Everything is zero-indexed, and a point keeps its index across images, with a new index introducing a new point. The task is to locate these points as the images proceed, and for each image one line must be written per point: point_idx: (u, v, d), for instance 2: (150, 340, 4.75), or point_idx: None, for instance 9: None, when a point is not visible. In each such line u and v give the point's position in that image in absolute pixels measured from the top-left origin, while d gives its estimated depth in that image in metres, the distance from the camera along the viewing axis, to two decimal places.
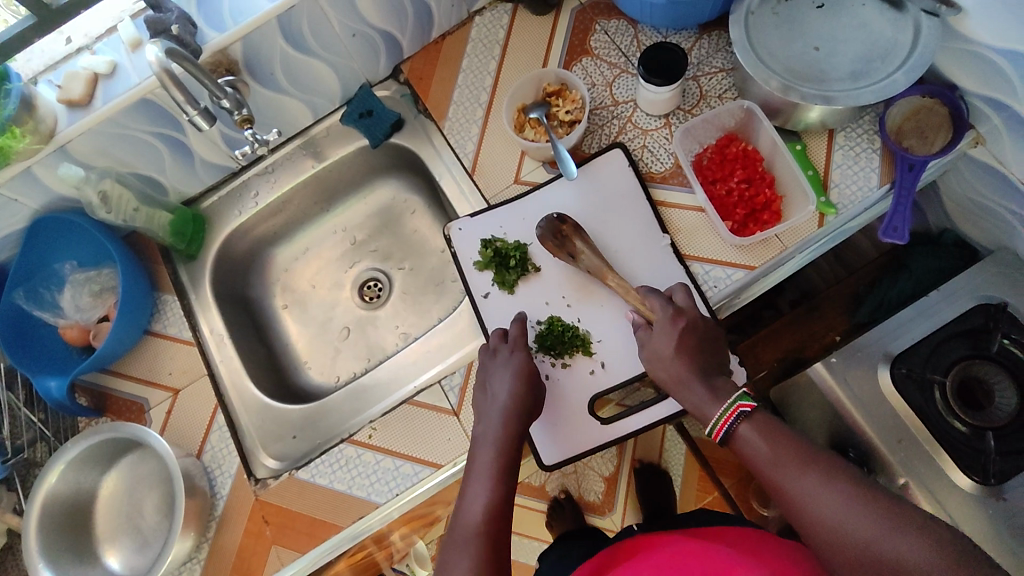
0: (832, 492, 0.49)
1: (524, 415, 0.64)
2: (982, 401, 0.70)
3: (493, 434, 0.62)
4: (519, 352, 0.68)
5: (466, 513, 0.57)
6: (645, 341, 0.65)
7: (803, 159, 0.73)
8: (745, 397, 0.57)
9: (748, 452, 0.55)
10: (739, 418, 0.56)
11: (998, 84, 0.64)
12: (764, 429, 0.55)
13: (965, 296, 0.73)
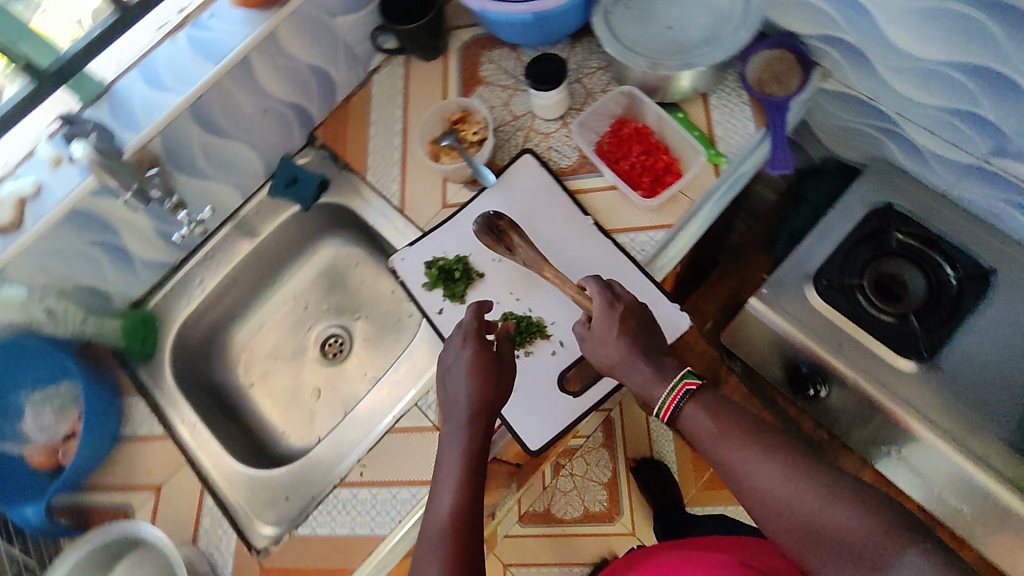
0: (766, 469, 0.54)
1: (486, 411, 0.64)
2: (897, 291, 0.80)
3: (459, 438, 0.62)
4: (469, 344, 0.67)
5: (435, 517, 0.57)
6: (586, 333, 0.67)
7: (687, 123, 0.81)
8: (689, 376, 0.61)
9: (695, 431, 0.59)
10: (683, 399, 0.60)
11: (823, 23, 0.76)
12: (709, 408, 0.59)
13: (855, 208, 0.84)
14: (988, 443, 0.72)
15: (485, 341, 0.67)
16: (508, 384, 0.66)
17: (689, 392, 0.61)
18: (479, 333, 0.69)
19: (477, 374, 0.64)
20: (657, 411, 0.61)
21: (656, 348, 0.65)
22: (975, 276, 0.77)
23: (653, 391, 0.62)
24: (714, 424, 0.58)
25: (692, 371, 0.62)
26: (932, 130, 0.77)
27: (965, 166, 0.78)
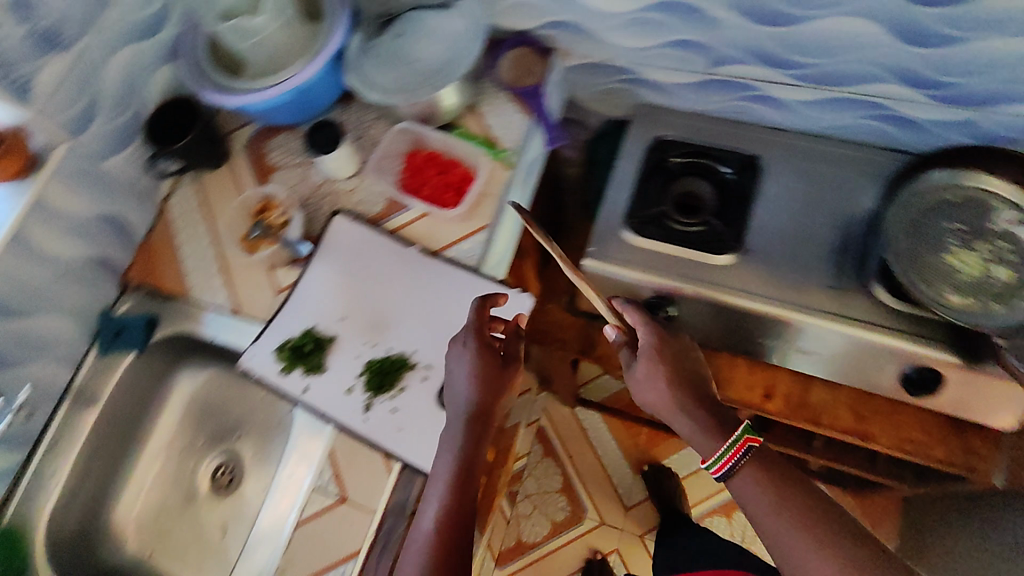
0: (814, 559, 0.60)
1: (482, 415, 0.68)
2: (694, 203, 0.92)
3: (451, 458, 0.66)
4: (472, 343, 0.70)
5: (420, 535, 0.63)
6: (633, 379, 0.78)
7: (466, 135, 0.88)
8: (750, 433, 0.69)
9: (745, 491, 0.67)
10: (741, 455, 0.68)
11: (543, 14, 0.88)
12: (756, 465, 0.68)
13: (635, 153, 0.95)
14: (808, 292, 0.84)
15: (489, 341, 0.70)
16: (505, 383, 0.70)
17: (748, 449, 0.69)
18: (481, 330, 0.71)
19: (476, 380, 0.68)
20: (711, 464, 0.69)
21: (698, 397, 0.74)
22: (743, 166, 0.92)
23: (707, 447, 0.71)
24: (760, 484, 0.66)
25: (751, 426, 0.70)
26: (668, 66, 0.90)
27: (697, 83, 0.92)
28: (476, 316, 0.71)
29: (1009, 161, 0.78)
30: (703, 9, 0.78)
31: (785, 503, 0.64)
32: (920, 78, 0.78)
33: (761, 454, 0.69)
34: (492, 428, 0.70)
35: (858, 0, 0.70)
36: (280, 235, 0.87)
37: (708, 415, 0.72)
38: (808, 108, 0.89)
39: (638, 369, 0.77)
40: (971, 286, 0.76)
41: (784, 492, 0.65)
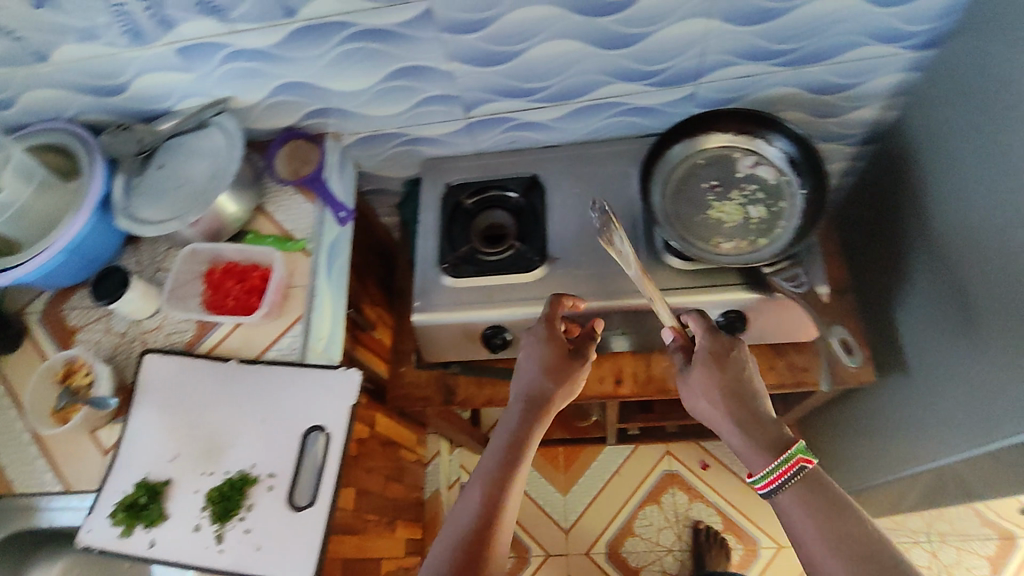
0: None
1: (539, 409, 0.78)
2: (499, 234, 0.98)
3: (516, 427, 0.77)
4: (548, 335, 0.82)
5: (462, 516, 0.71)
6: (685, 380, 0.78)
7: (259, 238, 0.90)
8: (803, 454, 0.68)
9: (789, 511, 0.67)
10: (794, 473, 0.67)
11: (298, 106, 0.92)
12: (801, 490, 0.67)
13: (433, 206, 1.00)
14: (616, 278, 0.90)
15: (561, 337, 0.82)
16: (567, 381, 0.80)
17: (801, 469, 0.68)
18: (558, 332, 0.83)
19: (546, 365, 0.80)
20: (756, 479, 0.70)
21: (748, 407, 0.73)
22: (528, 187, 0.98)
23: (754, 461, 0.70)
24: (807, 508, 0.66)
25: (803, 447, 0.68)
26: (432, 121, 0.96)
27: (463, 127, 0.98)
28: (552, 309, 0.84)
29: (734, 118, 0.89)
30: (431, 66, 0.85)
31: (830, 531, 0.63)
32: (635, 72, 0.87)
33: (812, 473, 0.68)
34: (546, 420, 0.79)
35: (550, 26, 0.79)
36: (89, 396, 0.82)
37: (754, 442, 0.71)
38: (565, 121, 0.97)
39: (691, 379, 0.77)
40: (734, 231, 0.87)
41: (832, 524, 0.64)
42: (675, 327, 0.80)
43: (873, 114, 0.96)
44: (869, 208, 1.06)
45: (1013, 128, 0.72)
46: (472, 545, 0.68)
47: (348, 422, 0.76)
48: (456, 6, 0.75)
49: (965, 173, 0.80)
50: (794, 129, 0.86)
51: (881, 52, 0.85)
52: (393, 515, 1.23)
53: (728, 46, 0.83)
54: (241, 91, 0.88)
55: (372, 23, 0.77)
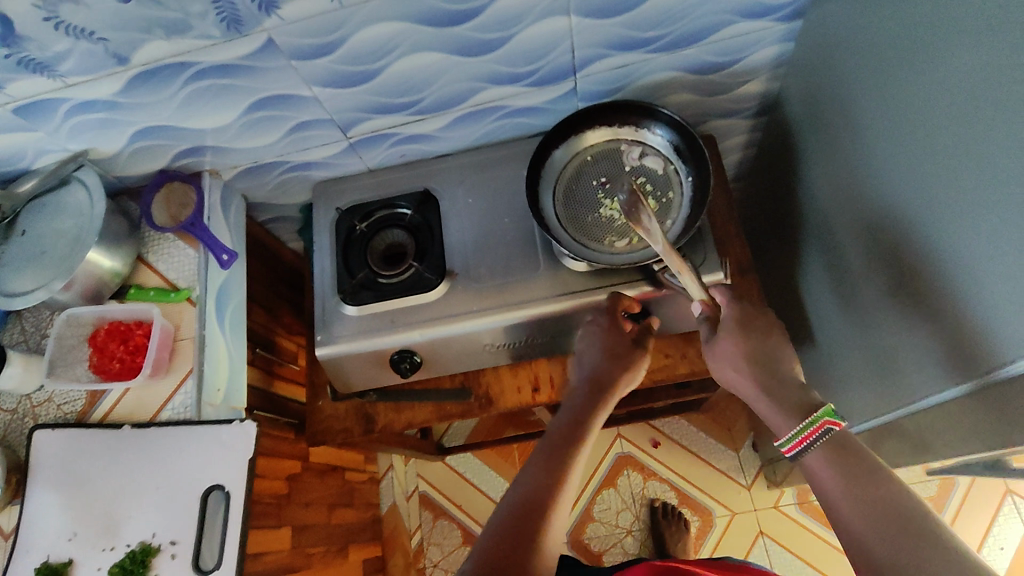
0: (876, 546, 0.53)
1: (601, 394, 0.78)
2: (397, 254, 0.94)
3: (578, 411, 0.76)
4: (608, 321, 0.83)
5: (522, 487, 0.65)
6: (712, 350, 0.75)
7: (140, 291, 0.86)
8: (829, 415, 0.62)
9: (818, 475, 0.60)
10: (822, 433, 0.61)
11: (165, 150, 0.87)
12: (833, 451, 0.60)
13: (326, 235, 0.97)
14: (517, 288, 0.88)
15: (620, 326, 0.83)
16: (628, 370, 0.80)
17: (828, 431, 0.61)
18: (619, 320, 0.83)
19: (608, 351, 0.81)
20: (782, 444, 0.65)
21: (770, 371, 0.71)
22: (422, 202, 0.95)
23: (781, 425, 0.66)
24: (834, 471, 0.59)
25: (830, 409, 0.62)
26: (311, 146, 0.92)
27: (347, 148, 0.94)
28: (611, 303, 0.84)
29: (614, 111, 0.88)
30: (294, 94, 0.81)
31: (857, 496, 0.56)
32: (509, 75, 0.84)
33: (840, 435, 0.61)
34: (608, 405, 0.78)
35: (406, 40, 0.75)
36: None
37: (778, 405, 0.68)
38: (451, 130, 0.94)
39: (718, 346, 0.75)
40: (626, 227, 0.86)
41: (860, 488, 0.56)
42: (705, 298, 0.78)
43: (762, 85, 0.95)
44: (779, 181, 1.06)
45: (882, 96, 0.71)
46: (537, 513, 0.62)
47: (248, 475, 0.76)
48: (300, 32, 0.71)
49: (851, 139, 0.80)
50: (672, 115, 0.85)
51: (754, 26, 0.83)
52: (344, 540, 1.23)
53: (598, 38, 0.80)
54: (97, 142, 0.83)
55: (215, 60, 0.73)
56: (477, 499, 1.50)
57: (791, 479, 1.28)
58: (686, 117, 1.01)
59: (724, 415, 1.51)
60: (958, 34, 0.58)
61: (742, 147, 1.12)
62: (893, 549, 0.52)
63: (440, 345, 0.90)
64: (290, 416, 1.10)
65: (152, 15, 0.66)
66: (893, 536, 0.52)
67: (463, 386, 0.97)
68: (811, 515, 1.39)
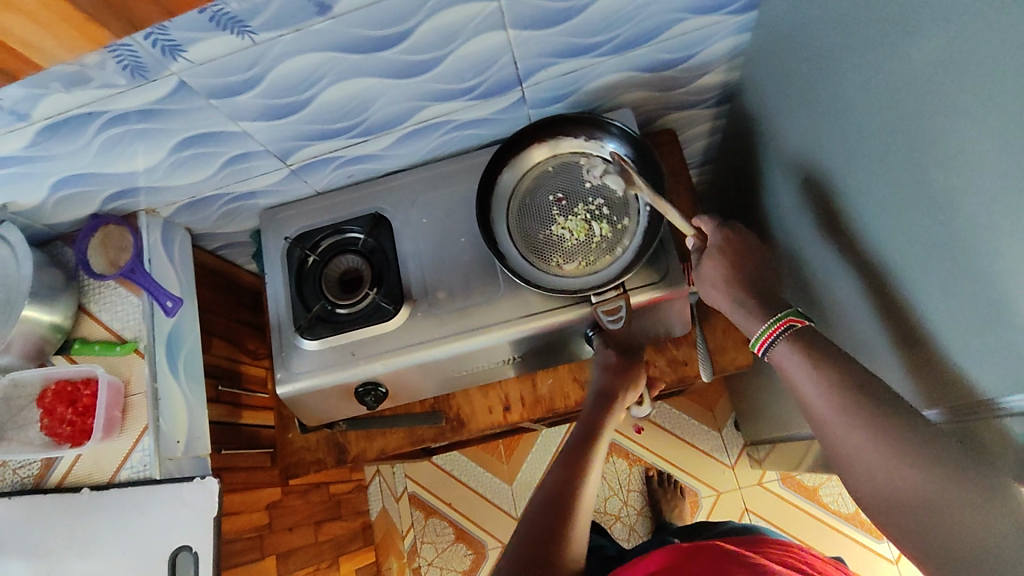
0: (849, 425, 0.56)
1: (603, 404, 0.84)
2: (352, 283, 0.90)
3: (587, 422, 0.83)
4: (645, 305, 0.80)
5: (543, 493, 0.75)
6: (697, 274, 0.77)
7: (85, 346, 0.82)
8: (792, 312, 0.66)
9: (787, 363, 0.63)
10: (784, 330, 0.65)
11: (93, 196, 0.82)
12: (799, 341, 0.63)
13: (279, 264, 0.92)
14: (478, 312, 0.84)
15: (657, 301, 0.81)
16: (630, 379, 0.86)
17: (791, 327, 0.65)
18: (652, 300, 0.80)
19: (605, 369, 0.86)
20: (754, 342, 0.68)
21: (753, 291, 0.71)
22: (374, 225, 0.90)
23: (752, 327, 0.69)
24: (804, 359, 0.61)
25: (795, 310, 0.66)
26: (252, 176, 0.87)
27: (290, 175, 0.89)
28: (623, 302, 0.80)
29: (565, 125, 0.85)
30: (221, 130, 0.76)
31: (829, 384, 0.59)
32: (449, 92, 0.79)
33: (805, 330, 0.64)
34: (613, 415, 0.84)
35: (334, 68, 0.70)
36: None
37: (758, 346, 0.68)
38: (396, 148, 0.89)
39: (702, 270, 0.76)
40: (579, 248, 0.82)
41: (834, 380, 0.58)
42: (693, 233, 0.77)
43: (721, 76, 0.90)
44: (744, 174, 1.02)
45: (838, 100, 0.67)
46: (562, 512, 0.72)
47: (213, 534, 0.76)
48: (214, 72, 0.66)
49: (809, 141, 0.76)
50: (623, 129, 0.83)
51: (706, 22, 0.78)
52: (335, 554, 1.24)
53: (540, 47, 0.75)
54: (16, 195, 0.78)
55: (125, 106, 0.68)
56: (467, 496, 1.52)
57: (772, 461, 1.29)
58: (644, 113, 0.96)
59: (705, 397, 1.51)
60: (904, 45, 0.54)
61: (708, 135, 1.07)
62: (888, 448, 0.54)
63: (405, 374, 0.86)
64: (265, 446, 1.09)
65: (47, 71, 0.60)
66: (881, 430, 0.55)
67: (434, 410, 0.95)
68: (794, 490, 1.41)
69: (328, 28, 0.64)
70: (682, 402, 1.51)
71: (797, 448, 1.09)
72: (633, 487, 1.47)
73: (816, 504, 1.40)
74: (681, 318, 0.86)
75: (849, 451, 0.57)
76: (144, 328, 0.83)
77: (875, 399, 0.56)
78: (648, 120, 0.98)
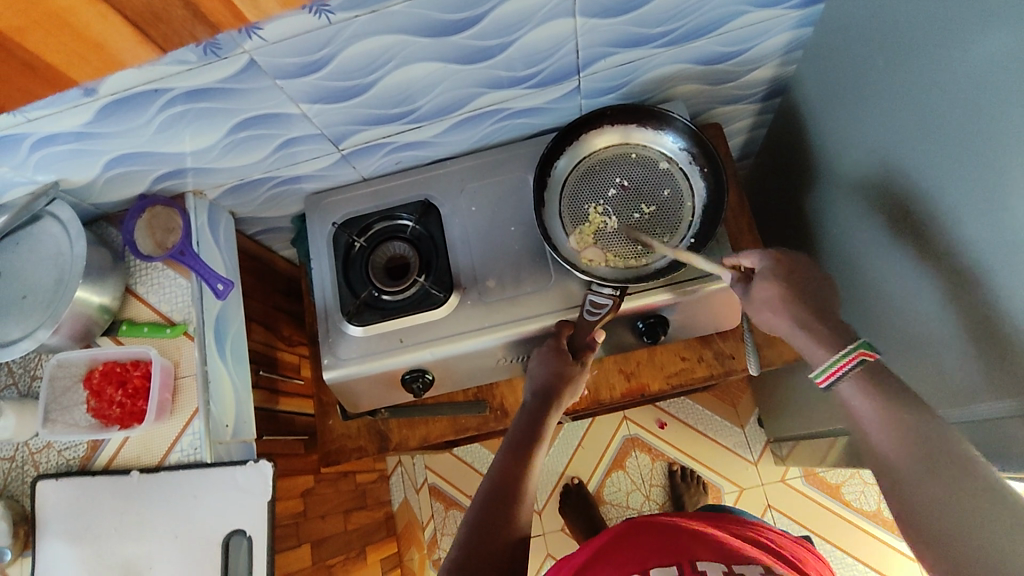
0: (892, 457, 0.54)
1: (546, 399, 0.80)
2: (400, 270, 0.90)
3: (528, 413, 0.80)
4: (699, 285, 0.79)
5: (483, 485, 0.73)
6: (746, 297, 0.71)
7: (133, 328, 0.82)
8: (865, 345, 0.60)
9: (851, 402, 0.59)
10: (856, 364, 0.60)
11: (144, 176, 0.81)
12: (864, 371, 0.59)
13: (325, 249, 0.92)
14: (529, 302, 0.84)
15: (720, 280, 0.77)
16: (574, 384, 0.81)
17: (862, 361, 0.60)
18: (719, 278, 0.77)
19: (547, 363, 0.80)
20: (817, 373, 0.63)
21: None
22: (422, 212, 0.90)
23: (815, 355, 0.64)
24: (870, 395, 0.58)
25: (867, 341, 0.60)
26: (302, 160, 0.86)
27: (339, 160, 0.89)
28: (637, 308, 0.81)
29: (635, 115, 0.85)
30: (280, 112, 0.75)
31: (891, 423, 0.55)
32: (508, 79, 0.79)
33: (874, 364, 0.60)
34: (560, 403, 0.81)
35: (401, 51, 0.69)
36: (13, 546, 0.76)
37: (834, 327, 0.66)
38: (448, 135, 0.89)
39: (754, 293, 0.69)
40: (622, 238, 0.82)
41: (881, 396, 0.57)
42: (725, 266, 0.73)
43: (773, 71, 0.91)
44: (790, 169, 1.02)
45: (903, 95, 0.68)
46: (496, 518, 0.69)
47: (268, 518, 0.76)
48: (283, 52, 0.65)
49: (866, 137, 0.76)
50: (697, 131, 0.82)
51: (766, 15, 0.78)
52: (362, 543, 1.24)
53: (604, 37, 0.75)
54: (69, 173, 0.77)
55: (193, 84, 0.67)
56: None
57: (795, 457, 1.30)
58: (692, 106, 0.96)
59: (729, 393, 1.52)
60: (987, 39, 0.55)
61: (750, 129, 1.07)
62: (929, 495, 0.51)
63: (452, 363, 0.86)
64: (300, 432, 1.09)
65: None
66: (935, 474, 0.51)
67: (477, 399, 0.95)
68: (816, 487, 1.43)
69: (404, 10, 0.63)
70: (706, 398, 1.52)
71: (820, 444, 1.10)
72: (655, 482, 1.47)
73: (840, 502, 1.41)
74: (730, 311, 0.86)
75: (887, 467, 0.55)
76: (194, 311, 0.82)
77: (934, 444, 0.53)
78: (695, 113, 0.98)
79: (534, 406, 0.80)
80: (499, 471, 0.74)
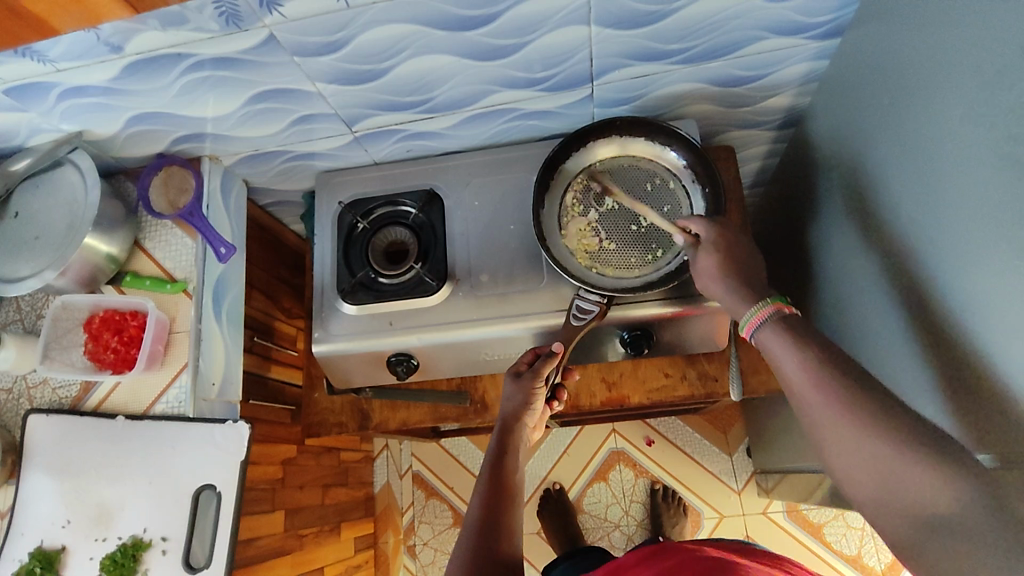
0: (837, 422, 0.53)
1: (513, 440, 0.78)
2: (399, 256, 0.92)
3: (494, 459, 0.77)
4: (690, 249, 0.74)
5: (458, 551, 0.69)
6: (694, 267, 0.73)
7: (136, 280, 0.85)
8: (782, 299, 0.64)
9: (776, 354, 0.60)
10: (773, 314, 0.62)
11: (163, 136, 0.84)
12: (785, 325, 0.60)
13: (329, 227, 0.94)
14: (519, 299, 0.85)
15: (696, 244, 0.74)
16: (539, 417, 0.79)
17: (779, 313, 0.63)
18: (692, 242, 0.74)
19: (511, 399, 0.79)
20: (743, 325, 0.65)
21: None
22: (427, 201, 0.92)
23: (740, 312, 0.66)
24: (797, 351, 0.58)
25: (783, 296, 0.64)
26: (314, 138, 0.89)
27: (352, 141, 0.91)
28: (648, 316, 0.81)
29: (645, 127, 0.85)
30: (296, 89, 0.78)
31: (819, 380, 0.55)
32: (522, 80, 0.80)
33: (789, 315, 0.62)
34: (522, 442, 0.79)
35: (416, 42, 0.71)
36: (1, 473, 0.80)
37: None
38: (459, 129, 0.90)
39: (697, 263, 0.72)
40: (617, 250, 0.83)
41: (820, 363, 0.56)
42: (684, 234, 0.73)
43: (790, 100, 0.90)
44: (798, 200, 1.01)
45: (907, 136, 0.67)
46: None
47: (239, 476, 0.78)
48: (303, 30, 0.67)
49: (870, 174, 0.76)
50: (701, 152, 0.83)
51: (786, 43, 0.78)
52: (337, 518, 1.26)
53: (618, 48, 0.76)
54: (92, 125, 0.81)
55: (213, 52, 0.70)
56: (469, 481, 1.53)
57: (778, 492, 1.29)
58: (706, 126, 0.96)
59: (721, 418, 1.51)
60: (991, 86, 0.54)
61: (764, 156, 1.07)
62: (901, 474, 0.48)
63: (437, 352, 0.87)
64: (288, 402, 1.12)
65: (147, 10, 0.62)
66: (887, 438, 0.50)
67: (460, 390, 0.97)
68: (798, 524, 1.41)
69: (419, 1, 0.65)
70: (697, 421, 1.51)
71: (804, 479, 1.09)
72: (636, 498, 1.47)
73: (820, 542, 1.39)
74: (717, 335, 0.86)
75: (862, 460, 0.51)
76: (197, 270, 0.85)
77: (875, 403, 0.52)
78: (708, 134, 0.98)
79: (494, 447, 0.77)
80: (472, 538, 0.70)
